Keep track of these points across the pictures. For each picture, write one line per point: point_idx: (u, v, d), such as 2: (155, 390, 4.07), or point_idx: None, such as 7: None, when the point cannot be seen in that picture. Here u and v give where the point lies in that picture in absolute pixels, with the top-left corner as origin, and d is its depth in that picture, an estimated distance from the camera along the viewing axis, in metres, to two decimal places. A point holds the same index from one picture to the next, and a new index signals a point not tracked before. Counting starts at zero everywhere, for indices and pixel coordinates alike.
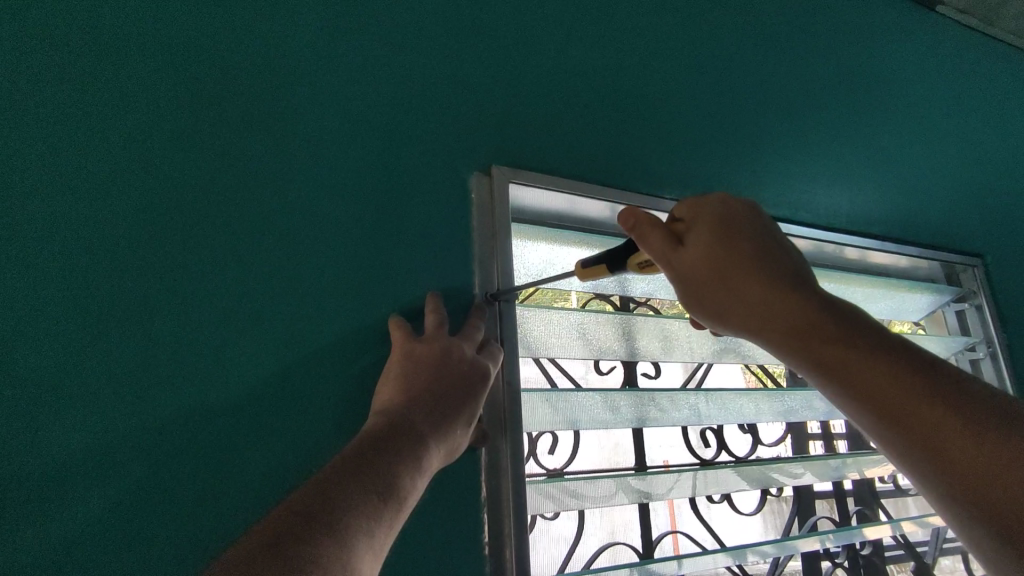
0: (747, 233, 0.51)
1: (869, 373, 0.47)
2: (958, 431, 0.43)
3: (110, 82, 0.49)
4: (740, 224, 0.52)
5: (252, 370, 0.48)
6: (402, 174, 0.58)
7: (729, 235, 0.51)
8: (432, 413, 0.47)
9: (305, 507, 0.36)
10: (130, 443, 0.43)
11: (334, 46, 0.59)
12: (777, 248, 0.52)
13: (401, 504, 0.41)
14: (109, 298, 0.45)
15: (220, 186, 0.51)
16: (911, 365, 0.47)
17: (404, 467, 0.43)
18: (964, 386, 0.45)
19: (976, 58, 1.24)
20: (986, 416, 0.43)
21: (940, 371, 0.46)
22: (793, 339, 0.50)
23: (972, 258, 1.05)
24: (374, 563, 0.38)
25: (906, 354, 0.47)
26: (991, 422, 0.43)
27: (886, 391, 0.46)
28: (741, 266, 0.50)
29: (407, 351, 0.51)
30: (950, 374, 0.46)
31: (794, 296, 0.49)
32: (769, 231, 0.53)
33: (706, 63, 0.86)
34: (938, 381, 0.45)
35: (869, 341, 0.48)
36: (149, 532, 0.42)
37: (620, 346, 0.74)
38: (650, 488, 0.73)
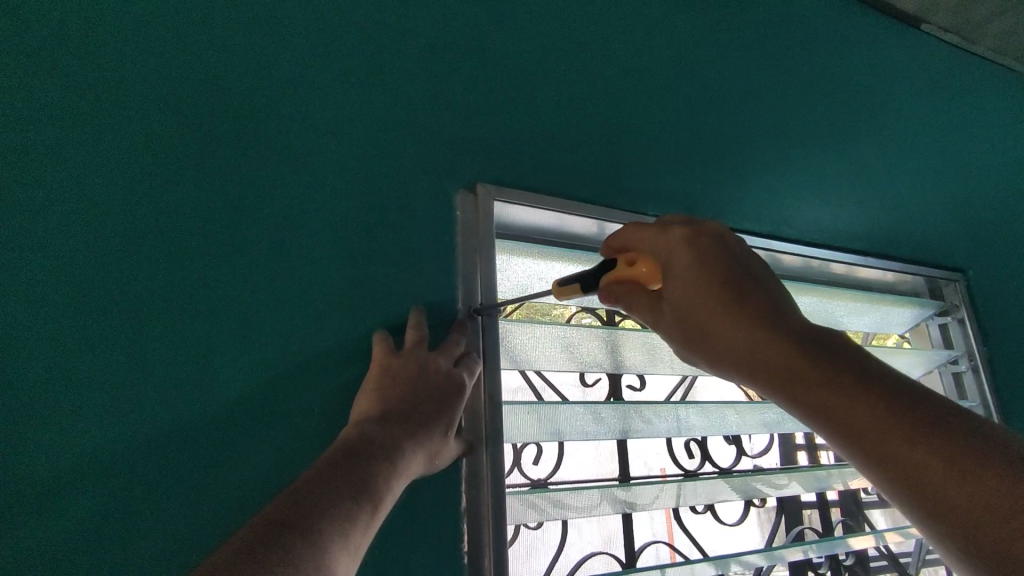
0: (720, 273, 0.54)
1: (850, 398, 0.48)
2: (936, 464, 0.43)
3: (105, 100, 0.51)
4: (714, 264, 0.54)
5: (238, 381, 0.50)
6: (389, 192, 0.60)
7: (702, 278, 0.54)
8: (410, 421, 0.49)
9: (281, 515, 0.37)
10: (118, 455, 0.44)
11: (325, 65, 0.61)
12: (754, 285, 0.54)
13: (378, 507, 0.43)
14: (99, 312, 0.46)
15: (210, 201, 0.52)
16: (889, 398, 0.46)
17: (381, 472, 0.44)
18: (944, 416, 0.45)
19: (959, 75, 1.27)
20: (965, 446, 0.43)
21: (924, 402, 0.46)
22: (774, 379, 0.51)
23: (954, 273, 1.07)
24: (348, 565, 0.39)
25: (888, 386, 0.47)
26: (969, 453, 0.43)
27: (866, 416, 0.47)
28: (716, 310, 0.53)
29: (387, 361, 0.53)
30: (932, 404, 0.46)
31: (769, 336, 0.51)
32: (745, 269, 0.55)
33: (692, 81, 0.88)
34: (919, 411, 0.45)
35: (849, 373, 0.49)
36: (134, 537, 0.44)
37: (605, 359, 0.75)
38: (634, 498, 0.74)
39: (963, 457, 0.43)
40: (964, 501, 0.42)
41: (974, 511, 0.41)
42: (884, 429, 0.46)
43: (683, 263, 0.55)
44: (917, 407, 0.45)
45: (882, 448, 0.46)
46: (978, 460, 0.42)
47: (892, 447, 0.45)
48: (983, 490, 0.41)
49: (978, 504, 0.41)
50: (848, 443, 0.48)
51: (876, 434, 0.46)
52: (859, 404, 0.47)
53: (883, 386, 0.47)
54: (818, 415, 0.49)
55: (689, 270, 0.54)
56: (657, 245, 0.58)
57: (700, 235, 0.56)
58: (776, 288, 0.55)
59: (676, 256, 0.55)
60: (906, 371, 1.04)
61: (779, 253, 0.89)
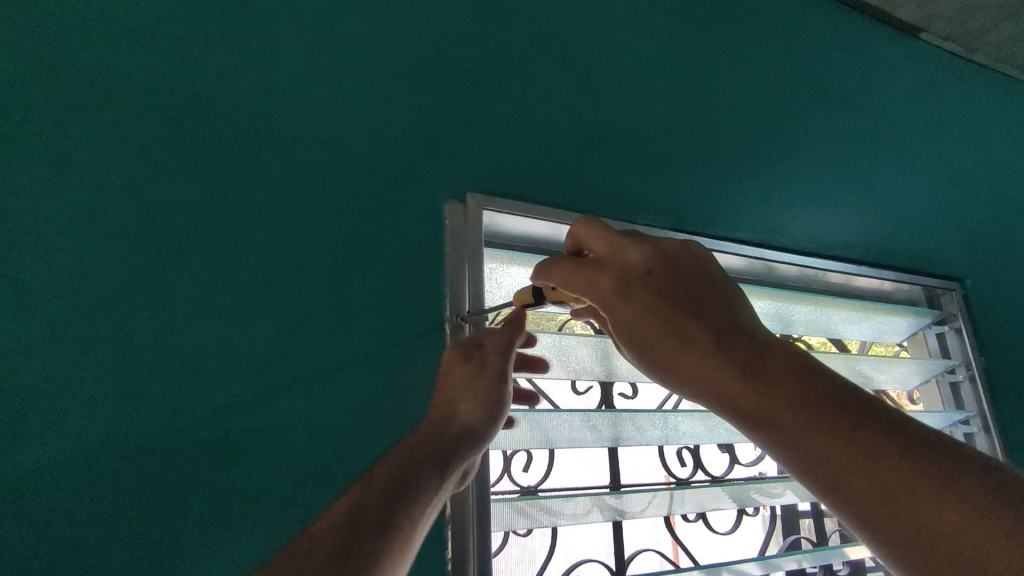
0: (659, 304, 0.53)
1: (805, 413, 0.46)
2: (879, 493, 0.43)
3: (101, 113, 0.52)
4: (653, 295, 0.53)
5: (226, 386, 0.51)
6: (379, 202, 0.61)
7: (641, 311, 0.53)
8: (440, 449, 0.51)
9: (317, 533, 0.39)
10: (105, 458, 0.45)
11: (319, 76, 0.62)
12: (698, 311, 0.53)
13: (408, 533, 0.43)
14: (90, 318, 0.47)
15: (202, 211, 0.53)
16: (842, 412, 0.45)
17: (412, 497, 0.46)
18: (893, 432, 0.44)
19: (958, 83, 1.28)
20: (906, 473, 0.42)
21: (876, 416, 0.45)
22: (724, 411, 0.50)
23: (950, 281, 1.07)
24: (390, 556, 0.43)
25: (843, 398, 0.46)
26: (912, 477, 0.42)
27: (822, 432, 0.45)
28: (658, 345, 0.53)
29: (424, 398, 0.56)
30: (881, 420, 0.45)
31: (720, 353, 0.50)
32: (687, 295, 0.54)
33: (684, 91, 0.89)
34: (873, 424, 0.45)
35: (802, 387, 0.47)
36: (121, 539, 0.44)
37: (597, 367, 0.75)
38: (625, 506, 0.74)
39: (905, 485, 0.42)
40: (907, 528, 0.42)
41: (916, 536, 0.42)
42: (834, 452, 0.44)
43: (617, 300, 0.54)
44: (870, 418, 0.45)
45: (837, 462, 0.44)
46: (920, 487, 0.42)
47: (836, 477, 0.44)
48: (923, 517, 0.41)
49: (919, 529, 0.41)
50: (797, 472, 0.47)
51: (826, 457, 0.45)
52: (801, 436, 0.46)
53: (832, 401, 0.46)
54: (769, 444, 0.48)
55: (626, 305, 0.54)
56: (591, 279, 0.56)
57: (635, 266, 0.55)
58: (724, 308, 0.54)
59: (611, 291, 0.55)
60: (903, 380, 1.04)
61: (773, 262, 0.89)
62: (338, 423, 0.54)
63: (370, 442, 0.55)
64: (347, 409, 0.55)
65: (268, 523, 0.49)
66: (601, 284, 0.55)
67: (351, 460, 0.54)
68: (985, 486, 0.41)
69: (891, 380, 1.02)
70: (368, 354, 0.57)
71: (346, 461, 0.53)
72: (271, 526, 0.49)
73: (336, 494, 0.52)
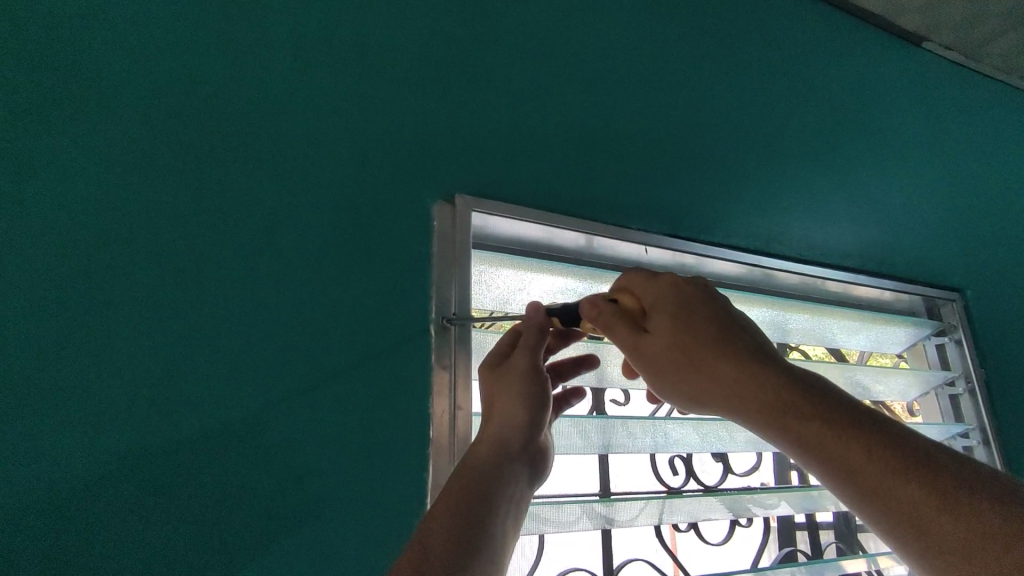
0: (708, 311, 0.54)
1: (842, 439, 0.47)
2: (936, 501, 0.44)
3: (86, 104, 0.52)
4: (702, 302, 0.54)
5: (204, 382, 0.50)
6: (366, 201, 0.61)
7: (693, 314, 0.53)
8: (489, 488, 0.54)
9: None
10: (76, 456, 0.45)
11: (309, 74, 0.62)
12: (739, 324, 0.54)
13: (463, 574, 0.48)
14: (66, 314, 0.47)
15: (186, 205, 0.53)
16: (875, 433, 0.47)
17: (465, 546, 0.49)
18: (922, 450, 0.46)
19: (963, 92, 1.27)
20: (959, 483, 0.44)
21: (904, 435, 0.47)
22: (768, 419, 0.50)
23: (951, 292, 1.05)
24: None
25: (873, 420, 0.47)
26: (946, 493, 0.44)
27: (861, 457, 0.46)
28: (705, 349, 0.52)
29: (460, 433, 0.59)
30: (910, 439, 0.47)
31: (758, 380, 0.50)
32: (728, 309, 0.56)
33: (682, 96, 0.88)
34: (905, 445, 0.46)
35: (838, 413, 0.48)
36: (91, 534, 0.44)
37: (589, 372, 0.74)
38: (614, 514, 0.73)
39: (960, 493, 0.44)
40: (968, 538, 0.43)
41: (976, 546, 0.42)
42: (872, 472, 0.46)
43: (671, 303, 0.55)
44: (898, 437, 0.46)
45: (877, 482, 0.45)
46: (976, 496, 0.44)
47: (891, 485, 0.45)
48: (984, 526, 0.42)
49: (982, 539, 0.42)
50: (841, 481, 0.47)
51: (866, 477, 0.46)
52: (856, 444, 0.46)
53: (864, 423, 0.47)
54: (816, 454, 0.48)
55: (678, 308, 0.54)
56: (645, 290, 0.58)
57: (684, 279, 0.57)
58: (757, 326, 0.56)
59: (664, 298, 0.56)
60: (902, 392, 1.02)
61: (770, 270, 0.88)
62: (317, 424, 0.53)
63: (350, 442, 0.54)
64: (328, 409, 0.54)
65: (242, 523, 0.48)
66: (656, 292, 0.57)
67: (329, 460, 0.53)
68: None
69: (890, 392, 1.00)
70: (352, 356, 0.56)
71: (324, 463, 0.53)
72: (245, 524, 0.49)
73: (312, 494, 0.51)
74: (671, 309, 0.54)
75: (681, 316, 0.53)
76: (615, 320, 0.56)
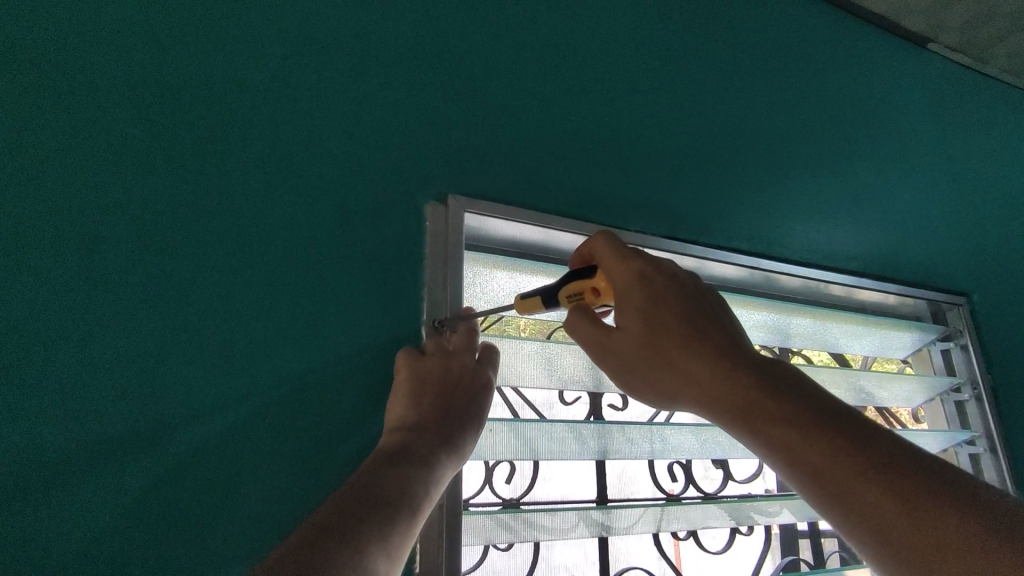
0: (678, 306, 0.53)
1: (797, 428, 0.45)
2: (898, 506, 0.41)
3: (75, 104, 0.51)
4: (673, 295, 0.53)
5: (190, 385, 0.49)
6: (357, 200, 0.60)
7: (662, 310, 0.52)
8: (442, 430, 0.55)
9: (315, 546, 0.39)
10: (60, 458, 0.44)
11: (301, 72, 0.61)
12: (713, 320, 0.53)
13: (419, 515, 0.48)
14: (53, 315, 0.46)
15: (175, 206, 0.52)
16: (833, 427, 0.45)
17: (409, 498, 0.47)
18: (884, 447, 0.44)
19: (968, 93, 1.26)
20: (925, 489, 0.41)
21: (866, 433, 0.45)
22: (735, 417, 0.49)
23: (957, 297, 1.04)
24: (393, 537, 0.44)
25: (833, 417, 0.46)
26: (902, 484, 0.41)
27: (813, 446, 0.44)
28: (673, 347, 0.51)
29: (416, 367, 0.56)
30: (874, 436, 0.44)
31: (718, 368, 0.49)
32: (703, 304, 0.54)
33: (684, 96, 0.87)
34: (865, 440, 0.44)
35: (797, 404, 0.47)
36: (73, 538, 0.43)
37: (587, 376, 0.72)
38: (611, 521, 0.71)
39: (926, 500, 0.41)
40: (931, 547, 0.40)
41: (937, 555, 0.39)
42: (824, 464, 0.44)
43: (637, 297, 0.53)
44: (860, 432, 0.45)
45: (829, 475, 0.43)
46: (943, 502, 0.40)
47: (851, 488, 0.42)
48: (948, 533, 0.39)
49: (943, 548, 0.39)
50: (806, 484, 0.45)
51: (817, 470, 0.44)
52: (818, 446, 0.44)
53: (824, 417, 0.46)
54: (780, 454, 0.46)
55: (646, 303, 0.53)
56: (614, 273, 0.56)
57: (658, 268, 0.55)
58: (738, 324, 0.54)
59: (631, 288, 0.54)
60: (908, 398, 1.00)
61: (772, 273, 0.86)
62: (306, 427, 0.53)
63: (338, 447, 0.53)
64: (317, 413, 0.53)
65: (228, 529, 0.48)
66: (623, 279, 0.55)
67: (319, 465, 0.52)
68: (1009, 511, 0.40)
69: (895, 398, 0.98)
70: (342, 359, 0.55)
71: (313, 468, 0.52)
72: (232, 532, 0.48)
73: (301, 500, 0.51)
74: (637, 304, 0.53)
75: (646, 313, 0.52)
76: (583, 313, 0.57)
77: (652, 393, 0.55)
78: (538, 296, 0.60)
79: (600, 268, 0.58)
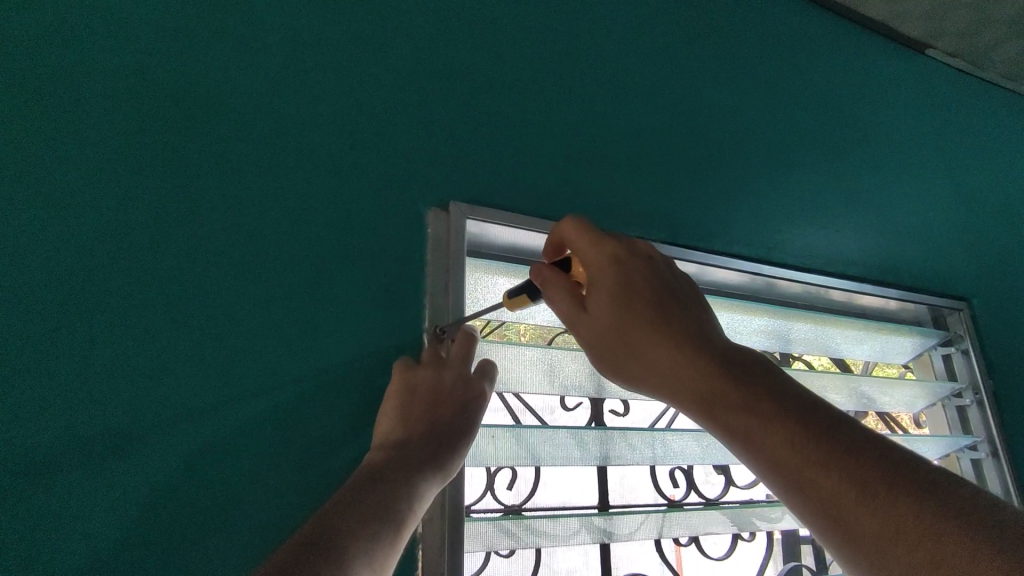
0: (648, 292, 0.53)
1: (765, 419, 0.45)
2: (856, 492, 0.40)
3: (80, 112, 0.52)
4: (643, 281, 0.53)
5: (193, 391, 0.49)
6: (358, 207, 0.60)
7: (630, 295, 0.52)
8: (432, 443, 0.54)
9: (300, 556, 0.39)
10: (63, 467, 0.44)
11: (303, 79, 0.61)
12: (682, 308, 0.53)
13: (403, 530, 0.48)
14: (58, 324, 0.47)
15: (178, 213, 0.53)
16: (803, 420, 0.44)
17: (391, 514, 0.47)
18: (853, 440, 0.43)
19: (967, 98, 1.26)
20: (885, 478, 0.40)
21: (837, 427, 0.44)
22: (695, 404, 0.49)
23: (958, 301, 1.04)
24: (375, 555, 0.44)
25: (804, 410, 0.45)
26: (868, 474, 0.40)
27: (781, 437, 0.44)
28: (639, 333, 0.51)
29: (407, 380, 0.56)
30: (844, 429, 0.43)
31: (687, 358, 0.49)
32: (673, 291, 0.54)
33: (684, 102, 0.87)
34: (835, 433, 0.43)
35: (766, 396, 0.46)
36: (77, 542, 0.43)
37: (587, 382, 0.72)
38: (612, 528, 0.71)
39: (883, 485, 0.40)
40: (892, 535, 0.38)
41: (891, 543, 0.38)
42: (791, 455, 0.43)
43: (608, 281, 0.53)
44: (830, 425, 0.44)
45: (797, 467, 0.43)
46: (906, 490, 0.39)
47: (807, 474, 0.42)
48: (904, 520, 0.38)
49: (898, 532, 0.38)
50: (766, 470, 0.45)
51: (784, 462, 0.43)
52: (778, 432, 0.44)
53: (794, 410, 0.45)
54: (749, 445, 0.46)
55: (615, 288, 0.53)
56: (586, 256, 0.55)
57: (630, 253, 0.55)
58: (707, 313, 0.55)
59: (603, 271, 0.53)
60: (909, 403, 1.00)
61: (773, 278, 0.87)
62: (308, 436, 0.53)
63: (340, 454, 0.54)
64: (319, 419, 0.53)
65: (231, 534, 0.48)
66: (595, 262, 0.54)
67: (320, 472, 0.52)
68: (975, 499, 0.38)
69: (896, 404, 0.98)
70: (343, 366, 0.56)
71: (315, 474, 0.52)
72: (233, 538, 0.48)
73: (303, 506, 0.51)
74: (606, 289, 0.53)
75: (614, 298, 0.52)
76: (557, 283, 0.56)
77: (625, 383, 0.54)
78: (524, 292, 0.59)
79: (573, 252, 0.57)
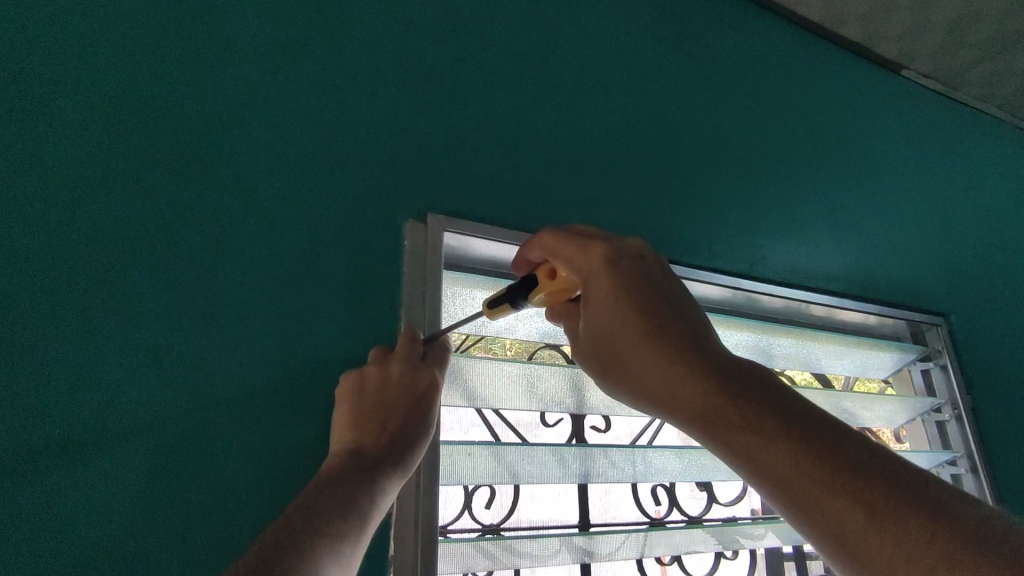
0: (644, 299, 0.51)
1: (766, 437, 0.43)
2: (860, 513, 0.39)
3: (47, 112, 0.50)
4: (635, 288, 0.52)
5: (155, 402, 0.47)
6: (335, 216, 0.59)
7: (625, 304, 0.51)
8: (394, 443, 0.52)
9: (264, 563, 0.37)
10: (6, 494, 0.41)
11: (281, 86, 0.60)
12: (680, 316, 0.52)
13: (367, 524, 0.46)
14: (7, 340, 0.44)
15: (147, 216, 0.51)
16: (806, 435, 0.42)
17: (356, 512, 0.45)
18: (858, 456, 0.41)
19: (943, 117, 1.29)
20: (891, 496, 0.39)
21: (841, 442, 0.42)
22: (697, 422, 0.47)
23: (936, 317, 1.05)
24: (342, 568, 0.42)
25: (806, 425, 0.43)
26: (873, 492, 0.39)
27: (781, 454, 0.42)
28: (635, 345, 0.51)
29: (360, 380, 0.53)
30: (849, 444, 0.42)
31: (685, 371, 0.48)
32: (670, 298, 0.53)
33: (663, 119, 0.88)
34: (838, 449, 0.41)
35: (768, 410, 0.44)
36: (30, 560, 0.41)
37: (568, 398, 0.71)
38: (595, 548, 0.69)
39: (888, 503, 0.38)
40: (900, 560, 0.37)
41: (898, 562, 0.37)
42: (795, 476, 0.41)
43: (604, 288, 0.52)
44: (832, 439, 0.42)
45: (798, 486, 0.41)
46: (911, 511, 0.38)
47: (811, 493, 0.41)
48: (910, 543, 0.37)
49: (907, 555, 0.37)
50: (768, 488, 0.43)
51: (787, 480, 0.42)
52: (779, 449, 0.42)
53: (795, 425, 0.43)
54: (749, 463, 0.44)
55: (611, 296, 0.52)
56: (577, 263, 0.54)
57: (622, 257, 0.54)
58: (707, 322, 0.53)
59: (597, 279, 0.53)
60: (889, 419, 1.00)
61: (754, 293, 0.87)
62: (275, 454, 0.50)
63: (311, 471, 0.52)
64: (289, 434, 0.51)
65: (193, 553, 0.45)
66: (588, 268, 0.54)
67: (290, 490, 0.50)
68: (978, 515, 0.37)
69: (877, 420, 0.98)
70: (314, 381, 0.54)
71: (284, 492, 0.50)
72: (195, 557, 0.45)
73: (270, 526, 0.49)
74: (602, 298, 0.53)
75: (612, 307, 0.52)
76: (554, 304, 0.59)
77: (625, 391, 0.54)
78: (504, 300, 0.57)
79: (560, 262, 0.56)
